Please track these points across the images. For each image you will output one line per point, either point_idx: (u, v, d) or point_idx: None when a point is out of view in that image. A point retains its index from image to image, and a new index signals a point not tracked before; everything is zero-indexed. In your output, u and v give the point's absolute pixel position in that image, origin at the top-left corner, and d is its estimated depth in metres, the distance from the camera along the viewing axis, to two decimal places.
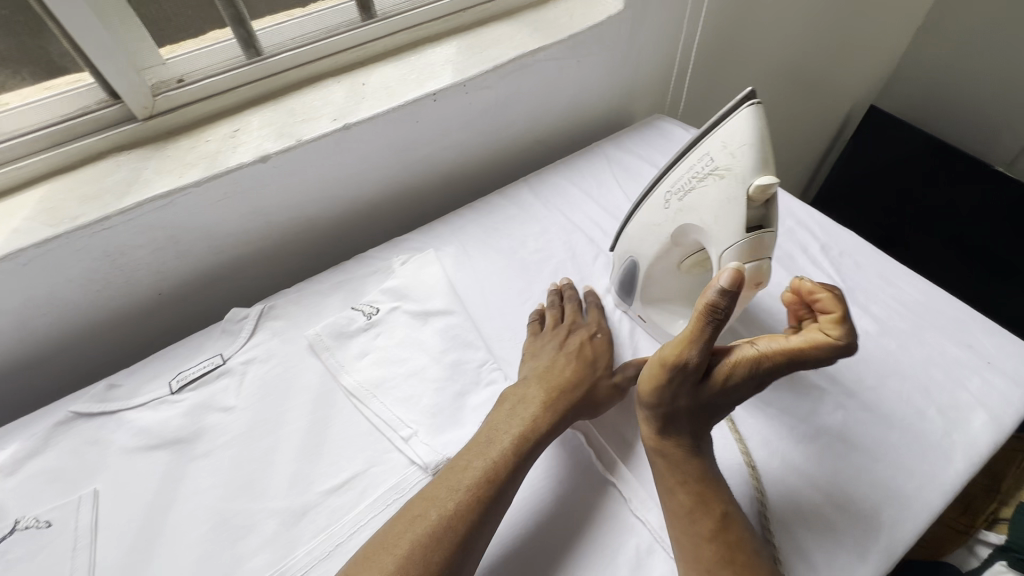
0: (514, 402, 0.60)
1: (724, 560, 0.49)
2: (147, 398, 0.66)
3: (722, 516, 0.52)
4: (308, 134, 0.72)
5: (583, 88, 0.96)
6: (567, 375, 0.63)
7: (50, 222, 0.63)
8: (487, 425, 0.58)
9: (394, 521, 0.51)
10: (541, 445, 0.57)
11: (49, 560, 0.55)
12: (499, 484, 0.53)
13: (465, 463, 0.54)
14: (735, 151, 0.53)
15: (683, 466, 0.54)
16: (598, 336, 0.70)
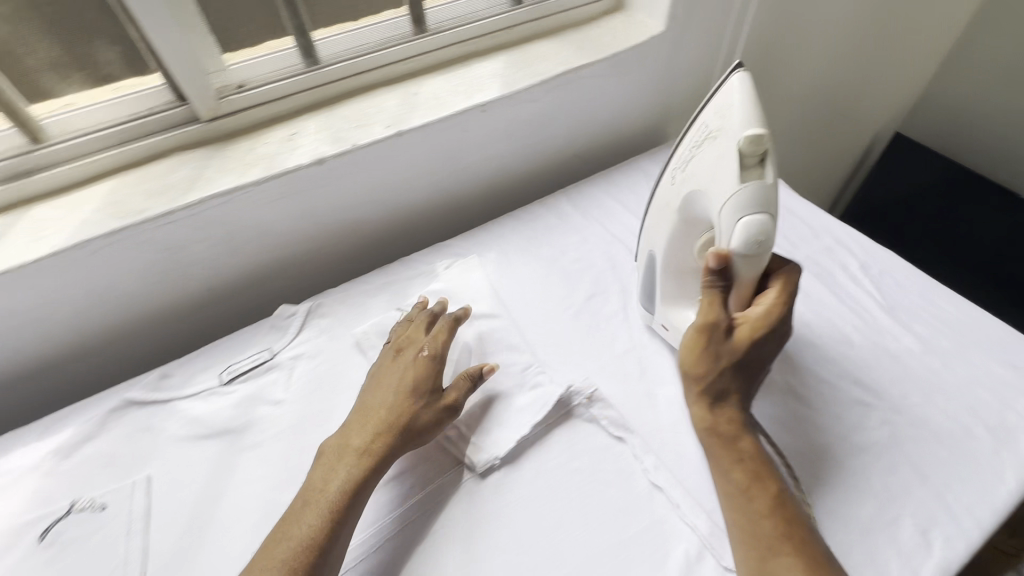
0: (331, 453, 0.58)
1: (782, 536, 0.49)
2: (198, 388, 0.68)
3: (774, 492, 0.52)
4: (363, 139, 0.75)
5: (622, 105, 0.98)
6: (380, 411, 0.60)
7: (118, 214, 0.66)
8: (308, 482, 0.56)
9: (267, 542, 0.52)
10: (358, 498, 0.54)
11: (104, 543, 0.56)
12: (334, 534, 0.52)
13: (303, 512, 0.53)
14: (726, 113, 0.56)
15: (738, 443, 0.55)
16: (424, 352, 0.65)
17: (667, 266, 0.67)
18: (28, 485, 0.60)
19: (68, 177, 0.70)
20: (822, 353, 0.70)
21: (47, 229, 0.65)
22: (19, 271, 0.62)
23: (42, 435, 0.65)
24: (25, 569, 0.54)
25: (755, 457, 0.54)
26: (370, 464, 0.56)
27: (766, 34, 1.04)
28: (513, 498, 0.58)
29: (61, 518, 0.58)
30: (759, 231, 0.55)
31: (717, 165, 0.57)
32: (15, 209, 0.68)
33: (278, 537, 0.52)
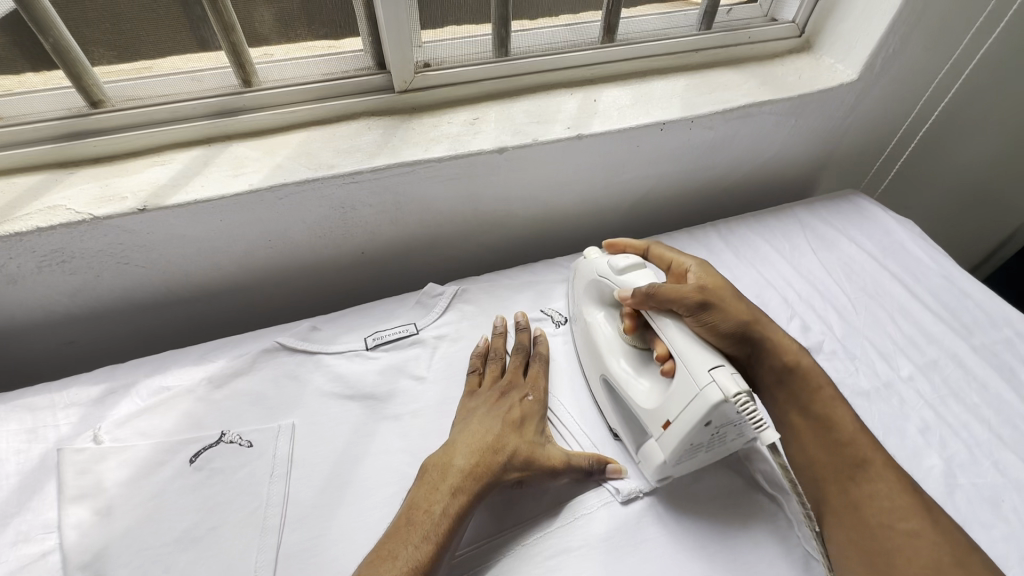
0: (434, 474, 0.54)
1: (890, 493, 0.50)
2: (345, 347, 0.69)
3: (887, 514, 0.49)
4: (543, 135, 0.74)
5: (787, 148, 0.94)
6: (487, 446, 0.56)
7: (308, 165, 0.68)
8: (410, 502, 0.52)
9: (366, 558, 0.49)
10: (460, 523, 0.51)
11: (249, 479, 0.57)
12: (436, 561, 0.48)
13: (408, 533, 0.49)
14: (578, 292, 0.70)
15: (834, 407, 0.55)
16: (530, 396, 0.63)
17: (611, 362, 0.62)
18: (182, 406, 0.62)
19: (267, 122, 0.73)
20: (1001, 453, 0.63)
21: (245, 167, 0.67)
22: (217, 201, 0.64)
23: (198, 361, 0.67)
24: (176, 487, 0.56)
25: (853, 473, 0.52)
26: (475, 495, 0.53)
27: (958, 102, 0.97)
28: (655, 535, 0.55)
29: (211, 446, 0.59)
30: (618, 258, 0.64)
31: (590, 263, 0.69)
32: (215, 143, 0.71)
33: (382, 555, 0.48)
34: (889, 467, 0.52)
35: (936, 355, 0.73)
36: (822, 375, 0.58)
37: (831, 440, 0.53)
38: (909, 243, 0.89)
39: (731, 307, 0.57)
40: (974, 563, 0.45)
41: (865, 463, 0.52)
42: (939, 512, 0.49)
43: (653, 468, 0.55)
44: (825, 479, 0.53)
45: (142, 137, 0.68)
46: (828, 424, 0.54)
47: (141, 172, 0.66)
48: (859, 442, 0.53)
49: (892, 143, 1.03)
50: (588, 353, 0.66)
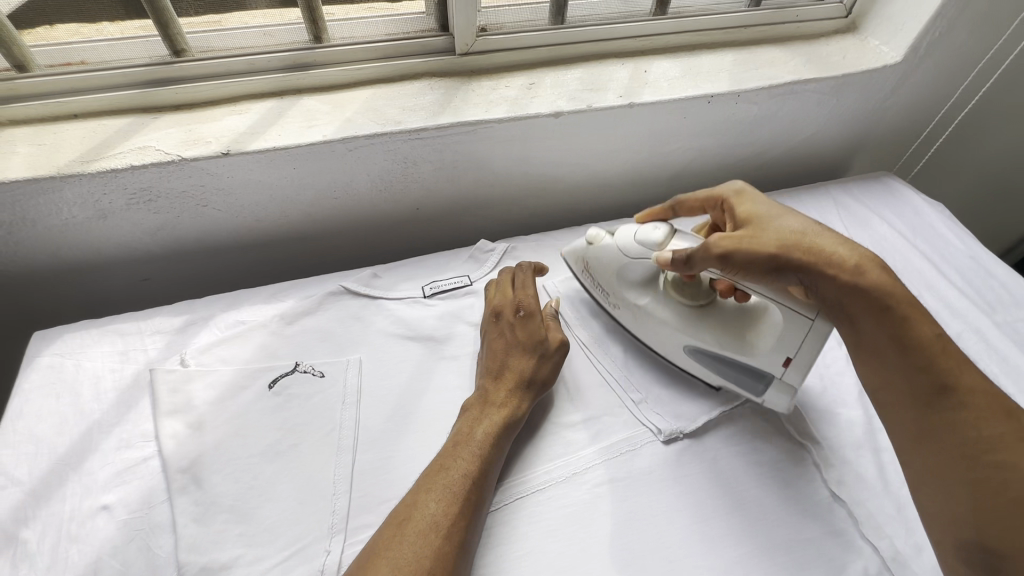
0: (474, 407, 0.60)
1: (982, 416, 0.46)
2: (404, 294, 0.73)
3: (971, 444, 0.46)
4: (597, 102, 0.77)
5: (825, 127, 0.97)
6: (507, 373, 0.62)
7: (376, 120, 0.72)
8: (454, 430, 0.58)
9: (421, 476, 0.54)
10: (501, 444, 0.57)
11: (323, 405, 0.62)
12: (485, 476, 0.54)
13: (456, 452, 0.55)
14: (598, 282, 0.72)
15: (908, 327, 0.50)
16: (520, 310, 0.66)
17: (695, 333, 0.64)
18: (258, 338, 0.67)
19: (335, 78, 0.76)
20: None
21: (318, 120, 0.71)
22: (293, 149, 0.68)
23: (269, 300, 0.72)
24: (258, 407, 0.61)
25: (932, 402, 0.48)
26: (513, 418, 0.58)
27: (997, 89, 0.98)
28: (692, 471, 0.60)
29: (287, 374, 0.64)
30: (648, 237, 0.65)
31: (605, 246, 0.70)
32: (286, 96, 0.75)
33: (437, 470, 0.53)
34: (980, 387, 0.47)
35: (960, 329, 0.77)
36: (888, 280, 0.52)
37: (908, 364, 0.49)
38: (938, 223, 0.92)
39: (765, 241, 0.56)
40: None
41: (946, 387, 0.48)
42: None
43: (784, 404, 0.61)
44: (903, 411, 0.50)
45: (221, 87, 0.72)
46: (902, 342, 0.50)
47: (221, 119, 0.70)
48: (941, 365, 0.48)
49: (928, 127, 1.05)
50: (659, 333, 0.67)
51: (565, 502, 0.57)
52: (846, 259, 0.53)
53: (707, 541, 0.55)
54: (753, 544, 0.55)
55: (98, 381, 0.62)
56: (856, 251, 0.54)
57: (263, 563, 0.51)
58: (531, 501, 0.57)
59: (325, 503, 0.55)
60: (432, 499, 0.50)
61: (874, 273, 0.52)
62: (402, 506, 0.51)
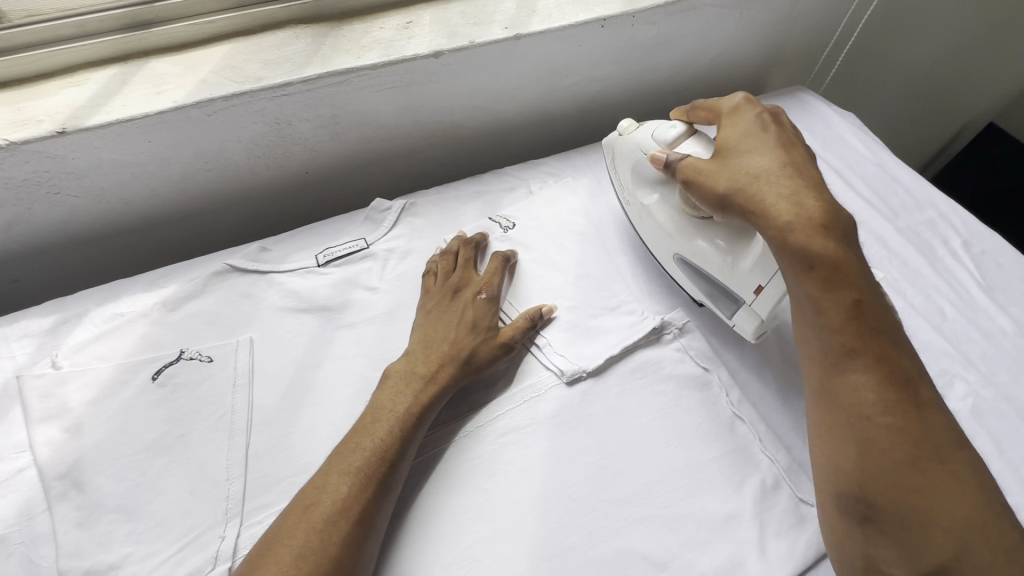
0: (399, 376, 0.58)
1: (879, 387, 0.47)
2: (295, 266, 0.69)
3: (868, 407, 0.47)
4: (480, 37, 0.72)
5: (733, 43, 0.93)
6: (446, 346, 0.60)
7: (234, 78, 0.65)
8: (373, 403, 0.56)
9: (330, 456, 0.52)
10: (424, 420, 0.55)
11: (213, 390, 0.59)
12: (400, 450, 0.52)
13: (374, 428, 0.53)
14: (625, 183, 0.72)
15: (840, 290, 0.49)
16: (481, 294, 0.65)
17: (685, 242, 0.64)
18: (138, 330, 0.63)
19: (185, 35, 0.68)
20: (913, 321, 0.69)
21: (167, 84, 0.64)
22: (141, 120, 0.62)
23: (150, 288, 0.67)
24: (142, 402, 0.58)
25: (838, 363, 0.49)
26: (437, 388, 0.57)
27: None
28: (597, 408, 0.60)
29: (172, 363, 0.61)
30: (664, 137, 0.64)
31: (630, 141, 0.69)
32: (132, 61, 0.67)
33: (351, 447, 0.52)
34: (888, 359, 0.48)
35: (863, 239, 0.77)
36: (841, 237, 0.51)
37: (823, 325, 0.50)
38: (847, 134, 0.91)
39: (724, 175, 0.56)
40: (954, 461, 0.45)
41: (853, 351, 0.48)
42: (932, 410, 0.47)
43: (751, 328, 0.62)
44: (813, 361, 0.52)
45: (52, 56, 0.64)
46: (824, 299, 0.50)
47: (56, 94, 0.63)
48: (850, 329, 0.49)
49: (836, 35, 1.03)
50: (657, 237, 0.69)
51: (469, 456, 0.57)
52: (787, 207, 0.52)
53: (611, 474, 0.56)
54: (656, 472, 0.56)
55: None
56: (807, 202, 0.52)
57: (155, 558, 0.50)
58: (433, 458, 0.57)
59: (218, 489, 0.53)
60: (342, 480, 0.49)
61: (838, 230, 0.51)
62: (304, 490, 0.49)
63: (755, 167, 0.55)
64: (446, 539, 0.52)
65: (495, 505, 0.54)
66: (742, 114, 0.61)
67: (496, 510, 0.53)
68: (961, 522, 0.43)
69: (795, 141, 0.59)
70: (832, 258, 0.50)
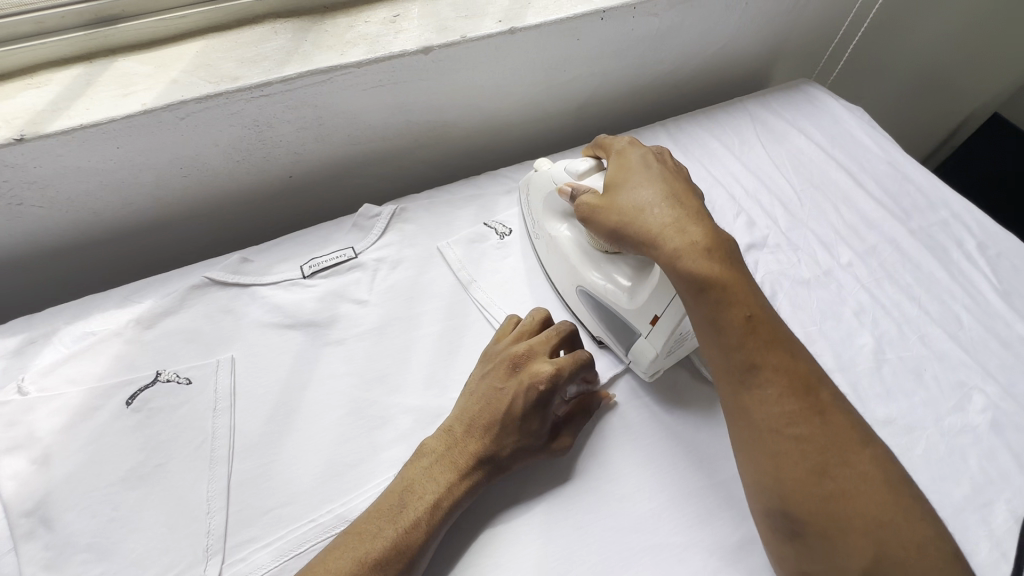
0: (433, 455, 0.50)
1: (786, 397, 0.44)
2: (279, 278, 0.65)
3: (776, 421, 0.44)
4: (472, 31, 0.67)
5: (738, 35, 0.89)
6: (487, 440, 0.51)
7: (208, 78, 0.60)
8: (397, 480, 0.49)
9: (340, 534, 0.46)
10: (452, 512, 0.48)
11: (192, 415, 0.55)
12: (423, 539, 0.46)
13: (398, 514, 0.46)
14: (534, 219, 0.69)
15: (732, 306, 0.46)
16: (540, 390, 0.51)
17: (586, 272, 0.61)
18: (111, 350, 0.59)
19: (155, 31, 0.64)
20: (928, 330, 0.66)
21: (135, 85, 0.60)
22: (107, 125, 0.57)
23: (124, 304, 0.63)
24: (116, 429, 0.54)
25: (744, 379, 0.46)
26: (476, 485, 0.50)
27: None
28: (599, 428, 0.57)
29: (148, 386, 0.57)
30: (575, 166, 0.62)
31: (546, 173, 0.66)
32: (98, 60, 0.62)
33: (367, 531, 0.45)
34: (786, 368, 0.45)
35: (876, 242, 0.74)
36: (724, 251, 0.48)
37: (723, 343, 0.46)
38: (856, 131, 0.87)
39: (615, 207, 0.54)
40: (863, 461, 0.43)
41: (756, 366, 0.45)
42: (834, 411, 0.45)
43: (646, 364, 0.57)
44: (718, 383, 0.48)
45: (10, 55, 0.59)
46: (721, 317, 0.46)
47: (14, 97, 0.58)
48: (749, 344, 0.46)
49: (845, 24, 0.99)
50: (559, 270, 0.64)
51: None
52: (674, 235, 0.49)
53: (615, 501, 0.53)
54: (664, 497, 0.53)
55: None
56: (691, 228, 0.49)
57: None
58: None
59: (198, 524, 0.50)
60: (354, 566, 0.43)
61: (717, 247, 0.48)
62: (305, 572, 0.43)
63: (642, 197, 0.52)
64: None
65: (496, 535, 0.51)
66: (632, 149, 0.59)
67: (495, 541, 0.50)
68: (875, 522, 0.40)
69: (681, 177, 0.56)
70: (715, 274, 0.47)
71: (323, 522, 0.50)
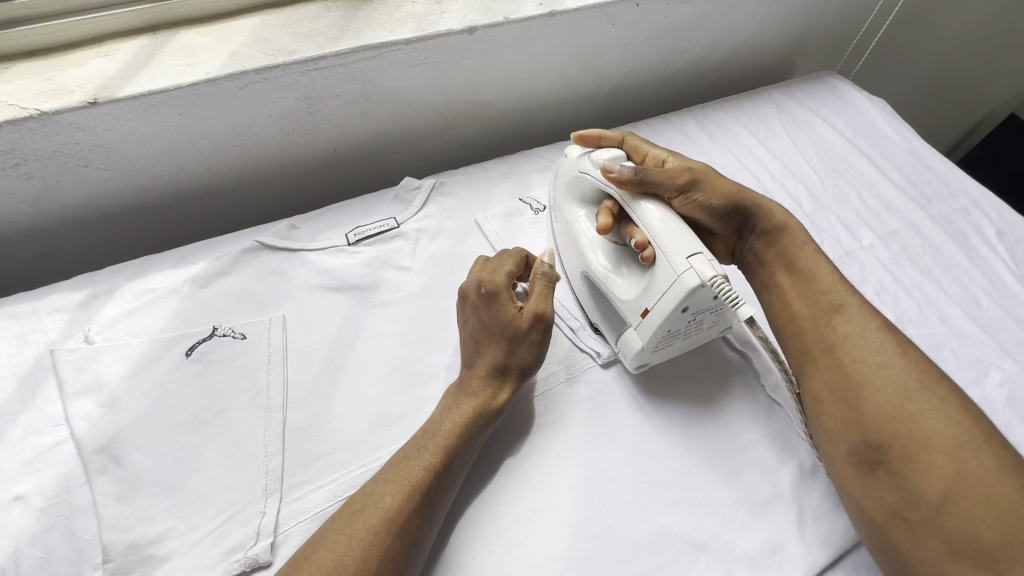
0: (449, 392, 0.56)
1: (865, 333, 0.52)
2: (326, 244, 0.68)
3: (860, 352, 0.51)
4: (515, 13, 0.70)
5: (765, 26, 0.91)
6: (474, 361, 0.56)
7: (266, 50, 0.64)
8: (429, 419, 0.54)
9: (383, 466, 0.51)
10: (474, 441, 0.53)
11: (247, 367, 0.59)
12: (450, 467, 0.50)
13: (426, 443, 0.51)
14: (555, 203, 0.70)
15: (819, 263, 0.58)
16: (483, 292, 0.58)
17: (592, 257, 0.62)
18: (170, 305, 0.62)
19: (214, 5, 0.67)
20: (947, 309, 0.69)
21: (198, 55, 0.63)
22: (173, 91, 0.61)
23: (179, 265, 0.66)
24: (177, 378, 0.57)
25: (830, 319, 0.54)
26: (487, 412, 0.54)
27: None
28: (632, 391, 0.60)
29: (205, 339, 0.60)
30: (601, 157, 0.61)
31: (573, 160, 0.66)
32: (160, 32, 0.66)
33: (403, 460, 0.50)
34: (862, 313, 0.53)
35: (897, 226, 0.77)
36: (809, 235, 0.61)
37: (813, 291, 0.56)
38: (878, 121, 0.90)
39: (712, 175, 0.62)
40: (944, 390, 0.47)
41: (842, 308, 0.54)
42: (911, 348, 0.51)
43: (631, 356, 0.58)
44: (805, 327, 0.55)
45: (80, 24, 0.63)
46: (811, 277, 0.57)
47: (85, 64, 0.61)
48: (832, 291, 0.55)
49: (871, 17, 1.01)
50: (570, 254, 0.66)
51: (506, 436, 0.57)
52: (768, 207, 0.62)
53: (649, 457, 0.56)
54: (695, 455, 0.56)
55: None
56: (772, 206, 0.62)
57: (196, 532, 0.50)
58: None
59: (257, 466, 0.53)
60: (392, 490, 0.48)
61: (804, 231, 0.61)
62: (353, 501, 0.47)
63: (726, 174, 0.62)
64: (486, 522, 0.52)
65: (536, 487, 0.54)
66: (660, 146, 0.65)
67: (533, 489, 0.53)
68: (954, 445, 0.44)
69: None
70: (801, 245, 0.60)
71: (373, 467, 0.54)
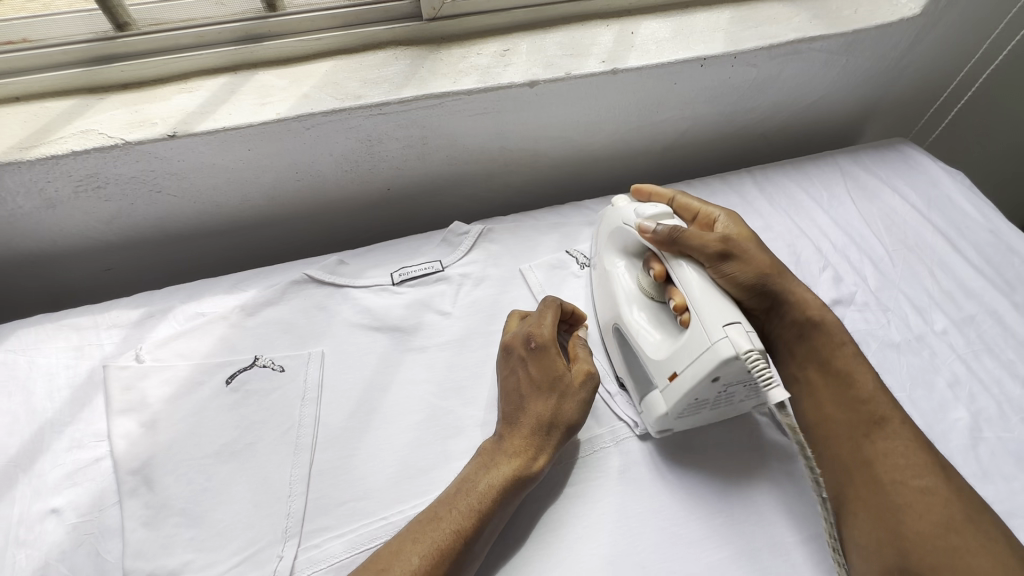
0: (487, 450, 0.54)
1: (909, 451, 0.52)
2: (370, 282, 0.69)
3: (901, 473, 0.51)
4: (577, 69, 0.71)
5: (834, 90, 0.88)
6: (514, 418, 0.54)
7: (335, 94, 0.66)
8: (461, 476, 0.52)
9: (408, 523, 0.49)
10: (507, 504, 0.50)
11: (282, 401, 0.59)
12: (479, 532, 0.48)
13: (455, 501, 0.49)
14: (596, 255, 0.68)
15: (865, 376, 0.56)
16: (530, 345, 0.56)
17: (626, 311, 0.59)
18: (217, 331, 0.63)
19: (292, 49, 0.70)
20: None
21: (272, 96, 0.66)
22: (246, 129, 0.64)
23: (231, 291, 0.69)
24: (214, 404, 0.58)
25: (869, 432, 0.53)
26: (527, 475, 0.51)
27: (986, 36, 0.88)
28: (669, 468, 0.56)
29: (245, 369, 0.61)
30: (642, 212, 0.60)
31: (620, 209, 0.64)
32: (241, 72, 0.70)
33: (429, 521, 0.48)
34: (902, 430, 0.53)
35: (974, 312, 0.71)
36: (844, 332, 0.59)
37: (851, 401, 0.55)
38: (956, 195, 0.84)
39: (754, 257, 0.59)
40: (986, 522, 0.47)
41: (883, 419, 0.54)
42: (953, 472, 0.51)
43: (653, 419, 0.55)
44: (837, 434, 0.55)
45: (171, 62, 0.67)
46: (850, 382, 0.56)
47: (169, 99, 0.66)
48: (874, 400, 0.55)
49: (953, 85, 0.96)
50: (605, 305, 0.63)
51: (532, 504, 0.54)
52: (810, 299, 0.60)
53: (684, 544, 0.52)
54: (734, 548, 0.52)
55: (51, 378, 0.60)
56: (811, 298, 0.60)
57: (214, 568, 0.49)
58: None
59: (280, 505, 0.53)
60: (416, 551, 0.46)
61: (840, 328, 0.60)
62: (374, 561, 0.46)
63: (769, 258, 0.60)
64: None
65: (563, 567, 0.50)
66: (714, 212, 0.64)
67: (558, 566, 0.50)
68: None
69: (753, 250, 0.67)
70: (837, 352, 0.58)
71: (394, 521, 0.52)
